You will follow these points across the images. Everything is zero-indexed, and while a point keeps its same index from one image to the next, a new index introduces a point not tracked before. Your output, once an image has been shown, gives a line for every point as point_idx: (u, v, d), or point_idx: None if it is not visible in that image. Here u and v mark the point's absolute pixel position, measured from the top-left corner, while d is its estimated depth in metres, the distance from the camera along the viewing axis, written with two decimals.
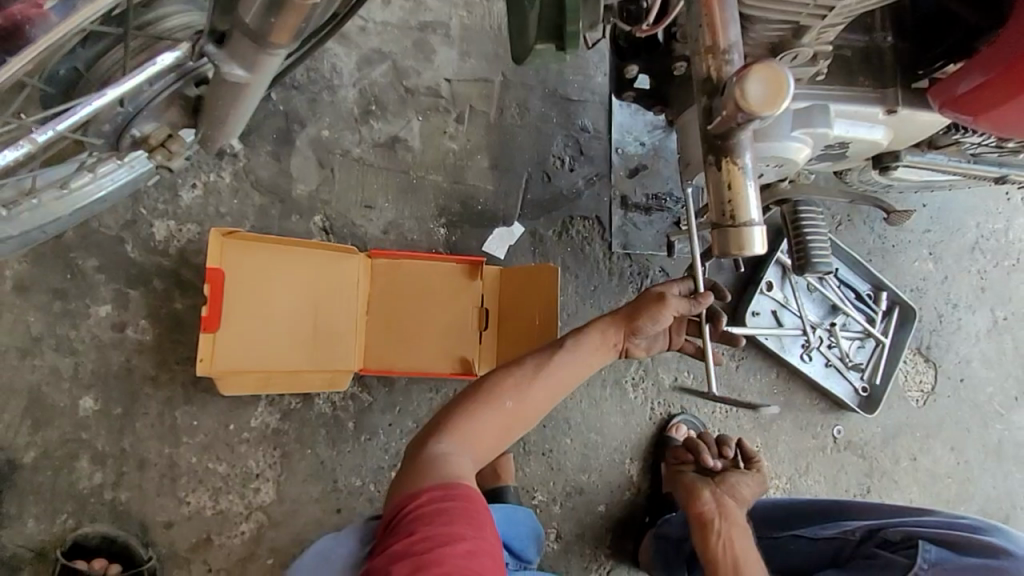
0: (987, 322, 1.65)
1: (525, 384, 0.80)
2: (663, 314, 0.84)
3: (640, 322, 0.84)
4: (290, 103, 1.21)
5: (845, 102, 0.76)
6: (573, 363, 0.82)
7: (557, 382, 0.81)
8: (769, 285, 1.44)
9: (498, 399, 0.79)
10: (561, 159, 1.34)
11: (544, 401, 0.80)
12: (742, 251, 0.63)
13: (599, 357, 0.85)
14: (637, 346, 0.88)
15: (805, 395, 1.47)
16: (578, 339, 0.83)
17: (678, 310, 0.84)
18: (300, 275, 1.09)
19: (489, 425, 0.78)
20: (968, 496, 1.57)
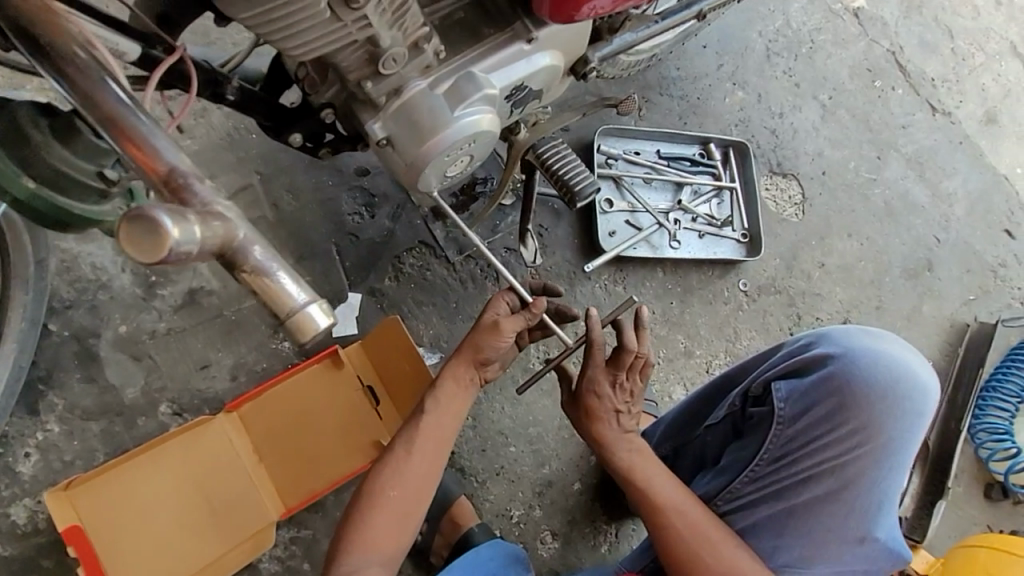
0: (816, 111, 1.71)
1: (401, 472, 0.84)
2: (501, 336, 0.90)
3: (486, 354, 0.90)
4: (72, 322, 1.15)
5: (485, 58, 0.75)
6: (438, 428, 0.87)
7: (429, 453, 0.86)
8: (609, 202, 1.45)
9: (381, 496, 0.82)
10: (357, 212, 1.32)
11: (425, 479, 0.85)
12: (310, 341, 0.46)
13: (458, 404, 0.90)
14: (493, 369, 0.94)
15: (698, 273, 1.50)
16: (434, 399, 0.88)
17: (514, 326, 0.91)
18: (167, 473, 1.06)
19: (382, 524, 0.82)
20: (885, 266, 1.63)
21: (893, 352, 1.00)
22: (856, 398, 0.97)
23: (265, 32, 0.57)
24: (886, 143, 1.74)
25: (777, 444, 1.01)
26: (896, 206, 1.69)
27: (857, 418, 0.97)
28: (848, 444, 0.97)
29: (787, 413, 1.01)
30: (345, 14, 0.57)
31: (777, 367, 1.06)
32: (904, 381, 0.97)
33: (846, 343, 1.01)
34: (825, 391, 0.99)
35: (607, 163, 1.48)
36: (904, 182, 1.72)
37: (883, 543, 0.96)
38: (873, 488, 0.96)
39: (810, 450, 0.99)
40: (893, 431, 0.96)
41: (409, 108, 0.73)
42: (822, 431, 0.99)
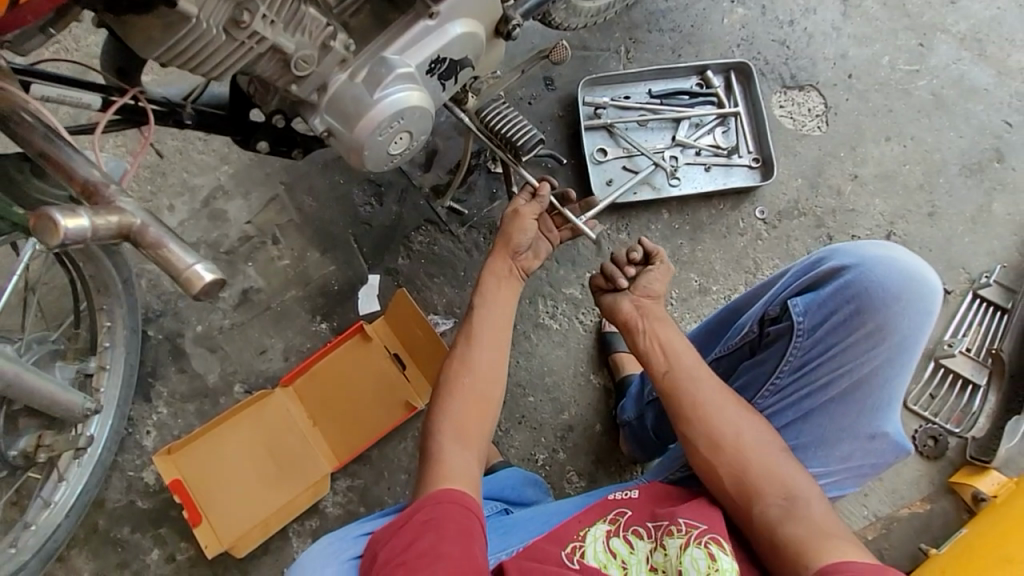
0: (836, 9, 1.54)
1: (473, 360, 0.88)
2: (524, 221, 1.01)
3: (515, 239, 1.00)
4: (164, 327, 1.43)
5: (395, 41, 0.84)
6: (494, 316, 0.93)
7: (491, 335, 0.91)
8: (603, 152, 1.45)
9: (458, 383, 0.86)
10: (368, 203, 1.47)
11: (494, 369, 0.88)
12: (198, 283, 0.52)
13: (506, 296, 0.96)
14: (529, 259, 1.02)
15: (709, 207, 1.44)
16: (483, 297, 0.95)
17: (533, 213, 1.03)
18: (241, 439, 1.30)
19: (462, 408, 0.85)
20: (938, 166, 1.44)
21: (901, 251, 0.87)
22: (873, 301, 0.84)
23: (180, 62, 0.71)
24: (930, 26, 1.52)
25: (797, 358, 0.88)
26: (948, 95, 1.48)
27: (874, 322, 0.84)
28: (870, 350, 0.85)
29: (807, 326, 0.88)
30: (237, 32, 0.71)
31: (789, 284, 0.92)
32: (918, 281, 0.85)
33: (856, 249, 0.88)
34: (843, 298, 0.86)
35: (596, 114, 1.48)
36: (959, 65, 1.49)
37: (891, 439, 0.86)
38: (888, 388, 0.85)
39: (835, 357, 0.86)
40: (910, 334, 0.85)
41: (338, 100, 0.85)
42: (846, 337, 0.85)
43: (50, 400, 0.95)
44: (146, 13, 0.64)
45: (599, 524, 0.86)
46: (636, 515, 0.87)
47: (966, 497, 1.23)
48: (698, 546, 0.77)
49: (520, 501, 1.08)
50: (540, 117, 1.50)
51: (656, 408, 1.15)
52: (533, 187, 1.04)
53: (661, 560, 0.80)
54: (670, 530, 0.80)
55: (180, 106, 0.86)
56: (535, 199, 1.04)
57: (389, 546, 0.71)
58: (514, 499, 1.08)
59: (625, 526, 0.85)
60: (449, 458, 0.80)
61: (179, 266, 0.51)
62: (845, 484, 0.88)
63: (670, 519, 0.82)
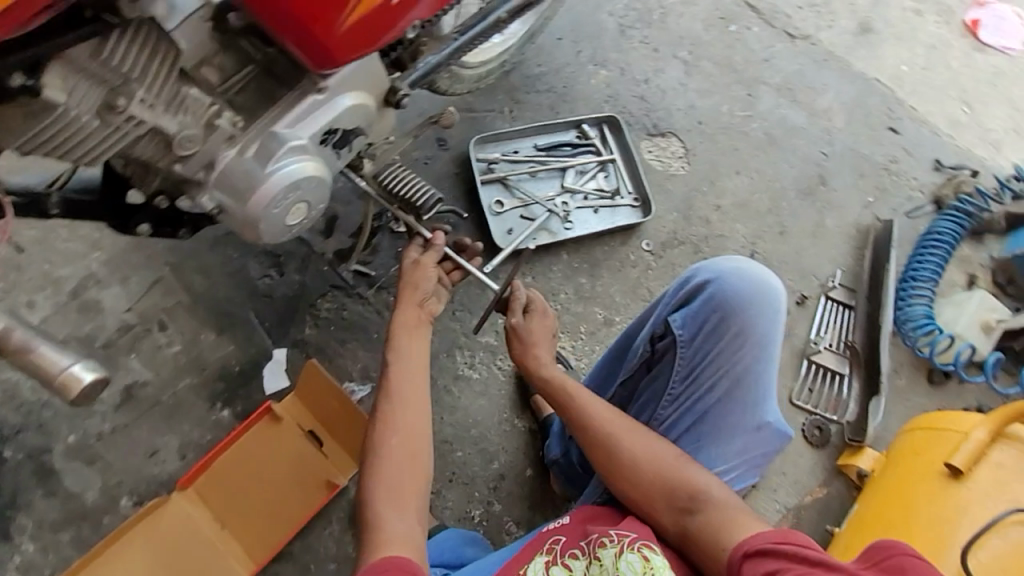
0: (680, 69, 1.80)
1: (395, 417, 0.87)
2: (427, 270, 1.03)
3: (421, 287, 1.01)
4: (25, 444, 1.23)
5: (286, 115, 0.84)
6: (411, 366, 0.92)
7: (414, 382, 0.91)
8: (501, 204, 1.54)
9: (385, 443, 0.84)
10: (266, 275, 1.41)
11: (419, 423, 0.87)
12: (78, 382, 0.63)
13: (422, 345, 0.96)
14: (436, 303, 1.03)
15: (602, 245, 1.57)
16: (397, 351, 0.94)
17: (433, 261, 1.05)
18: (134, 559, 1.14)
19: (392, 472, 0.83)
20: (780, 192, 1.70)
21: (749, 261, 0.99)
22: (732, 306, 0.96)
23: (48, 152, 0.74)
24: (753, 80, 1.82)
25: (682, 367, 0.98)
26: (777, 134, 1.77)
27: (737, 325, 0.95)
28: (739, 350, 0.95)
29: (686, 337, 0.98)
30: (108, 118, 0.74)
31: (666, 303, 1.03)
32: (765, 285, 0.96)
33: (712, 264, 1.00)
34: (708, 309, 0.97)
35: (489, 169, 1.57)
36: (780, 110, 1.80)
37: (775, 427, 0.95)
38: (763, 381, 0.95)
39: (713, 361, 0.96)
40: (770, 331, 0.96)
41: (226, 175, 0.83)
42: (717, 342, 0.96)
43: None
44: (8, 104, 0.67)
45: (538, 557, 0.87)
46: (569, 539, 0.88)
47: (853, 476, 1.40)
48: (632, 550, 0.80)
49: (459, 561, 1.05)
50: (437, 176, 1.57)
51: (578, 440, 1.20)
52: (428, 238, 1.06)
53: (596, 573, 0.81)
54: (602, 542, 0.83)
55: (44, 193, 0.82)
56: (430, 248, 1.06)
57: None
58: (453, 561, 1.05)
59: (561, 553, 0.86)
60: (387, 522, 0.78)
61: (60, 371, 0.62)
62: (746, 477, 0.96)
63: (601, 532, 0.85)
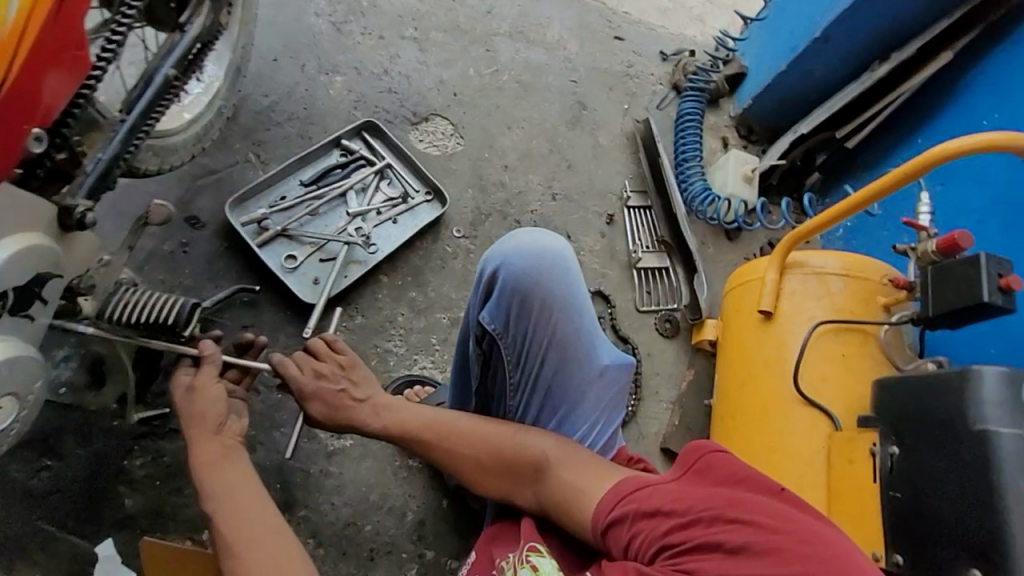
0: (412, 47, 1.74)
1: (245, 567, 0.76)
2: (208, 391, 0.91)
3: (208, 412, 0.90)
4: None
5: None
6: (236, 504, 0.82)
7: (246, 516, 0.81)
8: (293, 258, 1.39)
9: None
10: (45, 464, 1.15)
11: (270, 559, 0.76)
12: None
13: (239, 469, 0.87)
14: (239, 420, 0.93)
15: (416, 252, 1.51)
16: (218, 496, 0.83)
17: (213, 377, 0.93)
18: None
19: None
20: (552, 131, 1.77)
21: (528, 232, 0.95)
22: (526, 285, 0.92)
23: None
24: (486, 33, 1.83)
25: (510, 356, 0.96)
26: (528, 78, 1.81)
27: (539, 299, 0.92)
28: (550, 320, 0.93)
29: (499, 329, 0.95)
30: None
31: (474, 302, 0.99)
32: (546, 250, 0.93)
33: (495, 250, 0.95)
34: (506, 296, 0.93)
35: (262, 227, 1.40)
36: (521, 54, 1.84)
37: (616, 363, 0.97)
38: (587, 334, 0.95)
39: (532, 340, 0.94)
40: (569, 290, 0.93)
41: None
42: (527, 322, 0.93)
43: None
44: None
45: None
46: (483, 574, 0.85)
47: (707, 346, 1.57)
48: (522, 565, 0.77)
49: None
50: (207, 261, 1.37)
51: None
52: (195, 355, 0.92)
53: None
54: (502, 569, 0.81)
55: None
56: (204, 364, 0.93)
57: None
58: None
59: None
60: None
61: None
62: (613, 416, 0.98)
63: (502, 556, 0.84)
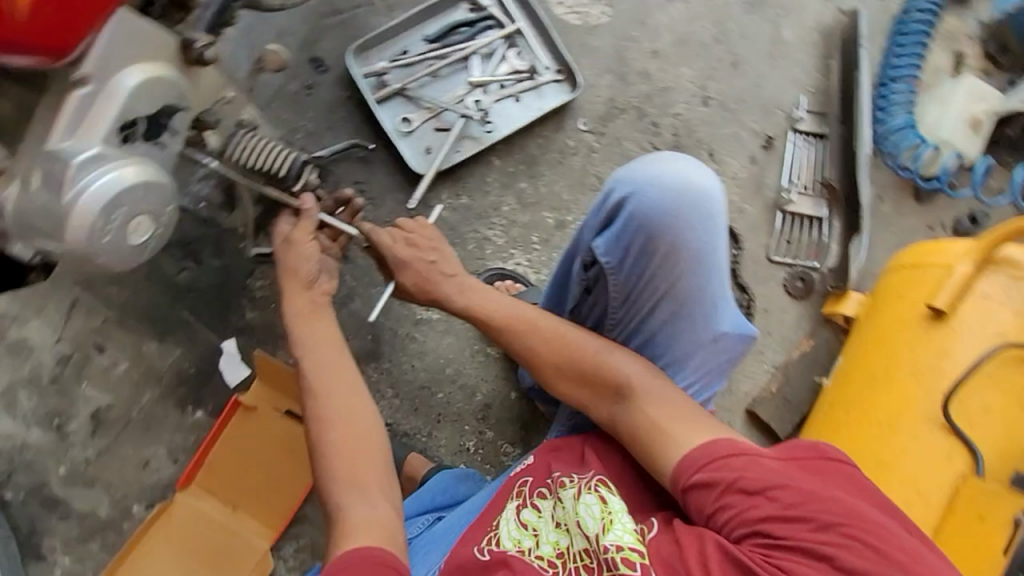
0: None
1: (327, 416, 0.87)
2: (303, 247, 0.94)
3: (302, 269, 0.94)
4: (22, 487, 1.28)
5: (58, 126, 0.71)
6: (321, 355, 0.91)
7: (336, 369, 0.90)
8: (406, 121, 1.31)
9: (324, 443, 0.85)
10: (185, 269, 1.32)
11: (353, 411, 0.87)
12: None
13: (325, 326, 0.94)
14: (326, 282, 0.97)
15: (535, 137, 1.37)
16: (303, 344, 0.92)
17: (307, 234, 0.95)
18: (165, 549, 1.26)
19: (346, 459, 0.84)
20: (725, 14, 1.43)
21: (663, 159, 0.80)
22: (655, 226, 0.79)
23: None
24: None
25: (616, 295, 0.85)
26: None
27: (664, 245, 0.79)
28: (671, 271, 0.80)
29: (612, 265, 0.83)
30: None
31: (591, 223, 0.86)
32: (688, 188, 0.77)
33: (625, 176, 0.81)
34: (632, 232, 0.80)
35: (382, 81, 1.31)
36: None
37: (735, 334, 0.85)
38: (710, 293, 0.82)
39: (645, 284, 0.83)
40: (707, 237, 0.79)
41: (32, 216, 0.72)
42: (646, 264, 0.81)
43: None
44: None
45: (509, 504, 0.86)
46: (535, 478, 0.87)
47: (839, 321, 1.32)
48: (589, 492, 0.79)
49: (452, 501, 1.08)
50: (325, 106, 1.32)
51: None
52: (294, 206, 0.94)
53: (561, 513, 0.81)
54: (563, 483, 0.83)
55: None
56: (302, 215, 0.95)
57: None
58: (446, 501, 1.07)
59: (530, 494, 0.85)
60: (353, 511, 0.80)
61: None
62: (711, 384, 0.89)
63: (563, 472, 0.85)
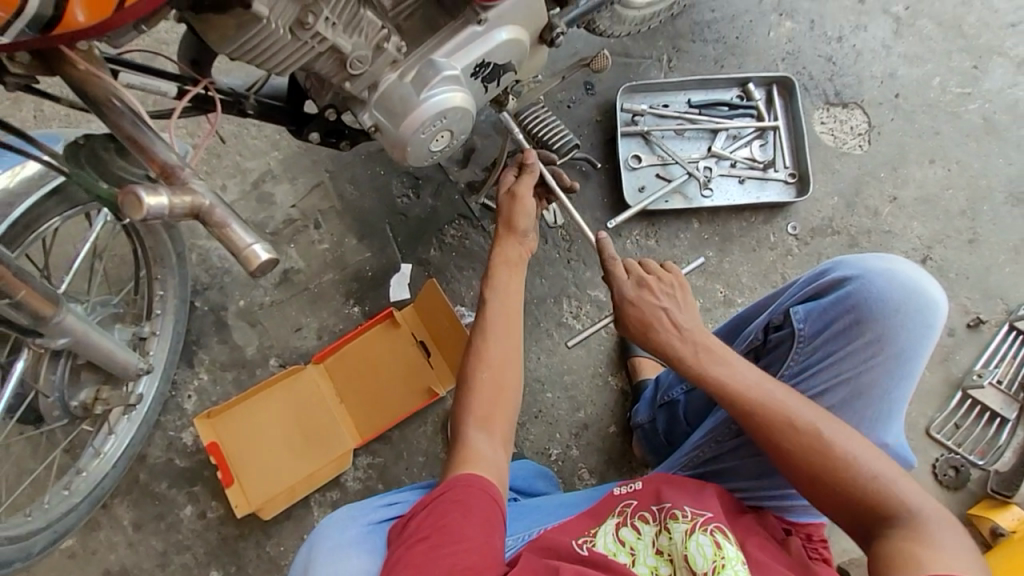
0: (872, 21, 1.52)
1: (489, 354, 0.93)
2: (525, 202, 1.04)
3: (519, 223, 1.04)
4: (209, 300, 1.53)
5: (444, 44, 0.89)
6: (506, 304, 0.98)
7: (507, 325, 0.96)
8: (638, 158, 1.47)
9: (475, 376, 0.91)
10: (406, 195, 1.54)
11: (508, 361, 0.93)
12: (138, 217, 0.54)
13: (513, 282, 1.01)
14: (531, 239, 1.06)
15: (740, 220, 1.45)
16: (494, 290, 0.99)
17: (528, 190, 1.06)
18: (274, 408, 1.39)
19: (487, 398, 0.90)
20: (983, 192, 1.41)
21: (902, 264, 0.94)
22: (871, 312, 0.91)
23: (246, 56, 0.76)
24: (988, 48, 1.48)
25: (798, 362, 0.96)
26: (1000, 120, 1.44)
27: (872, 333, 0.91)
28: (864, 358, 0.91)
29: (807, 332, 0.96)
30: (302, 34, 0.75)
31: (797, 293, 0.99)
32: (917, 294, 0.91)
33: (858, 263, 0.95)
34: (844, 309, 0.92)
35: (633, 120, 1.49)
36: (1014, 90, 1.46)
37: (891, 447, 0.92)
38: (887, 397, 0.91)
39: (831, 361, 0.93)
40: (908, 339, 0.91)
41: (386, 96, 0.90)
42: (842, 343, 0.92)
43: (221, 224, 0.59)
44: (222, 13, 0.68)
45: (609, 520, 0.88)
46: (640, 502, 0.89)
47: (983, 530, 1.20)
48: (704, 532, 0.81)
49: (530, 490, 1.12)
50: (577, 121, 1.51)
51: (667, 412, 1.20)
52: (522, 161, 1.07)
53: (665, 543, 0.83)
54: (675, 515, 0.84)
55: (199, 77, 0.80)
56: (526, 173, 1.07)
57: (419, 517, 0.77)
58: (525, 488, 1.11)
59: (633, 514, 0.87)
60: (473, 443, 0.85)
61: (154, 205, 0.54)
62: None
63: (675, 504, 0.86)
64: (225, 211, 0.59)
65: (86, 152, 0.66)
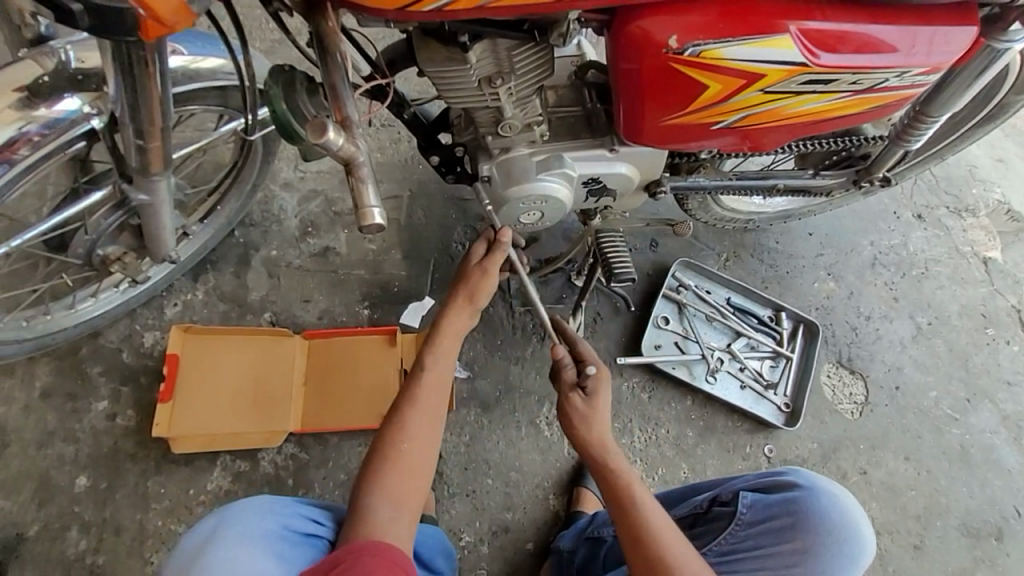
0: (898, 318, 1.71)
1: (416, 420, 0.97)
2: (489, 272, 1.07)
3: (478, 299, 1.06)
4: (249, 235, 1.60)
5: (576, 150, 1.04)
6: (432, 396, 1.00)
7: (430, 412, 0.99)
8: (665, 320, 1.60)
9: (398, 449, 0.95)
10: (462, 243, 1.65)
11: (430, 443, 0.97)
12: (315, 135, 0.64)
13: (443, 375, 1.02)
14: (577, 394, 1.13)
15: (727, 418, 1.54)
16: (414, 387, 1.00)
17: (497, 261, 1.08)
18: (243, 355, 1.39)
19: (399, 474, 0.94)
20: (941, 509, 1.48)
21: (850, 496, 1.06)
22: (807, 524, 1.04)
23: (435, 81, 0.89)
24: (983, 390, 1.64)
25: (729, 542, 1.09)
26: (976, 455, 1.55)
27: (801, 543, 1.04)
28: (785, 563, 1.04)
29: (746, 518, 1.09)
30: (486, 88, 0.91)
31: (751, 481, 1.14)
32: (853, 528, 1.02)
33: (814, 478, 1.08)
34: (785, 511, 1.06)
35: (677, 289, 1.64)
36: (993, 437, 1.58)
37: None
38: None
39: (758, 554, 1.06)
40: (832, 563, 1.01)
41: (510, 162, 1.04)
42: (774, 541, 1.05)
43: (361, 182, 0.69)
44: (443, 45, 0.84)
45: None
46: None
47: None
48: None
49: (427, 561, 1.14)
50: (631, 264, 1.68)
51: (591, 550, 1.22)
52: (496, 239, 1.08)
53: None
54: None
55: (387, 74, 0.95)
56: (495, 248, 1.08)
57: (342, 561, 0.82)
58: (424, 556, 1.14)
59: None
60: (377, 511, 0.90)
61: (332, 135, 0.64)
62: None
63: None
64: (368, 174, 0.69)
65: (286, 74, 0.77)
